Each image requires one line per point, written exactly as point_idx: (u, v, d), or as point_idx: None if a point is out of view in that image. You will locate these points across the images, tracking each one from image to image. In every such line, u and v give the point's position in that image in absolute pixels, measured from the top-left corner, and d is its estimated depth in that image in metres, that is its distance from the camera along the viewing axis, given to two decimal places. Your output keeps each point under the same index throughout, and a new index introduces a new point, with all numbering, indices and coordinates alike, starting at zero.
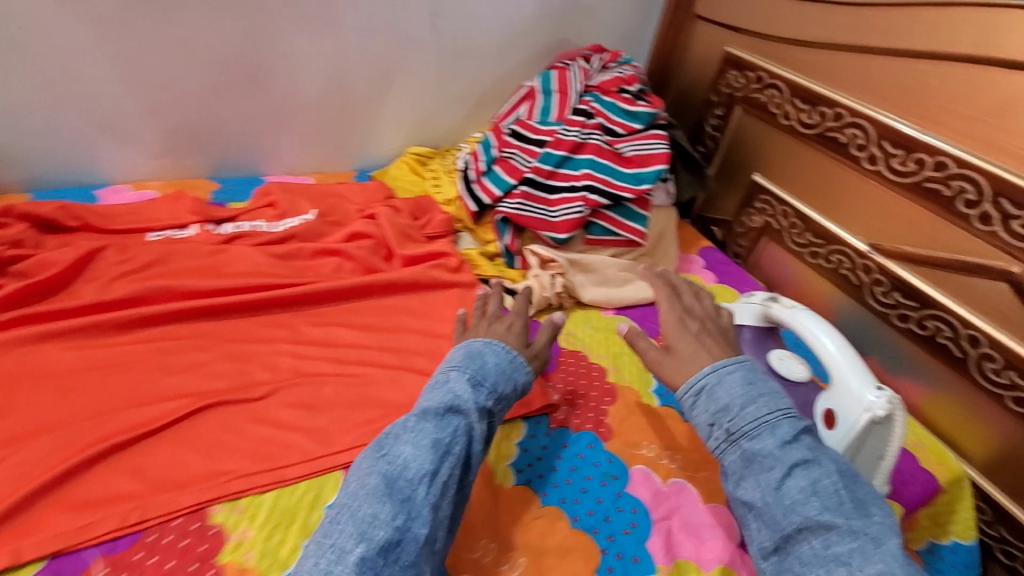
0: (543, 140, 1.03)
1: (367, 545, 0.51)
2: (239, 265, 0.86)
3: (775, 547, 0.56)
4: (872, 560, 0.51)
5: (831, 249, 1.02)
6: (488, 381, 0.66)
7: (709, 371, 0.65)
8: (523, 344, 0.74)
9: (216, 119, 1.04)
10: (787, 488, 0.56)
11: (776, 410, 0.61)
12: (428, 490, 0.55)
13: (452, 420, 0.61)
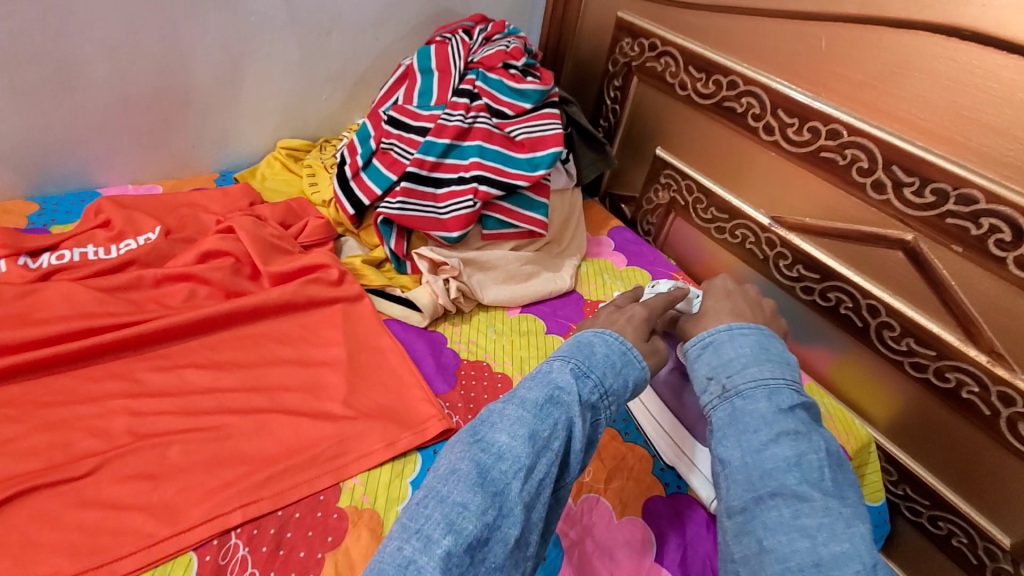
0: (425, 128, 0.91)
1: (455, 538, 0.44)
2: (58, 306, 0.71)
3: (742, 507, 0.50)
4: (838, 538, 0.45)
5: (735, 223, 0.98)
6: (594, 373, 0.56)
7: (723, 329, 0.62)
8: (641, 338, 0.63)
9: (22, 124, 0.85)
10: (770, 453, 0.51)
11: (779, 376, 0.56)
12: (523, 486, 0.48)
13: (552, 412, 0.52)
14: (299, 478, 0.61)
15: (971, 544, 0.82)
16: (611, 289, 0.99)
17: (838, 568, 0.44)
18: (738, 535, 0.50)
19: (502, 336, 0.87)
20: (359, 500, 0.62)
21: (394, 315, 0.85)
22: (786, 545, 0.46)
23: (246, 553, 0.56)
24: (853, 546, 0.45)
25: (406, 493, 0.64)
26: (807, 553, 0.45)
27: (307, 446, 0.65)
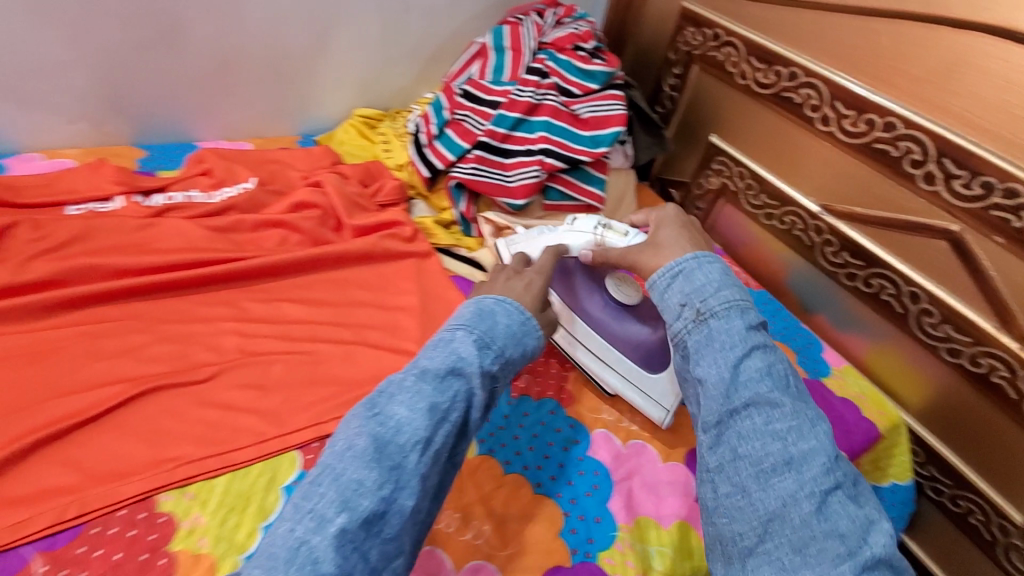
0: (497, 102, 0.98)
1: (348, 517, 0.48)
2: (172, 239, 0.80)
3: (717, 420, 0.56)
4: (805, 437, 0.54)
5: (784, 210, 1.03)
6: (496, 343, 0.60)
7: (690, 257, 0.65)
8: (538, 307, 0.67)
9: (137, 76, 0.94)
10: (744, 368, 0.57)
11: (746, 298, 0.62)
12: (418, 457, 0.52)
13: (452, 384, 0.56)
14: None
15: (987, 520, 0.88)
16: None
17: (806, 464, 0.52)
18: (713, 446, 0.56)
19: None
20: None
21: (460, 273, 0.93)
22: (759, 449, 0.53)
23: None
24: (818, 443, 0.53)
25: None
26: (779, 453, 0.53)
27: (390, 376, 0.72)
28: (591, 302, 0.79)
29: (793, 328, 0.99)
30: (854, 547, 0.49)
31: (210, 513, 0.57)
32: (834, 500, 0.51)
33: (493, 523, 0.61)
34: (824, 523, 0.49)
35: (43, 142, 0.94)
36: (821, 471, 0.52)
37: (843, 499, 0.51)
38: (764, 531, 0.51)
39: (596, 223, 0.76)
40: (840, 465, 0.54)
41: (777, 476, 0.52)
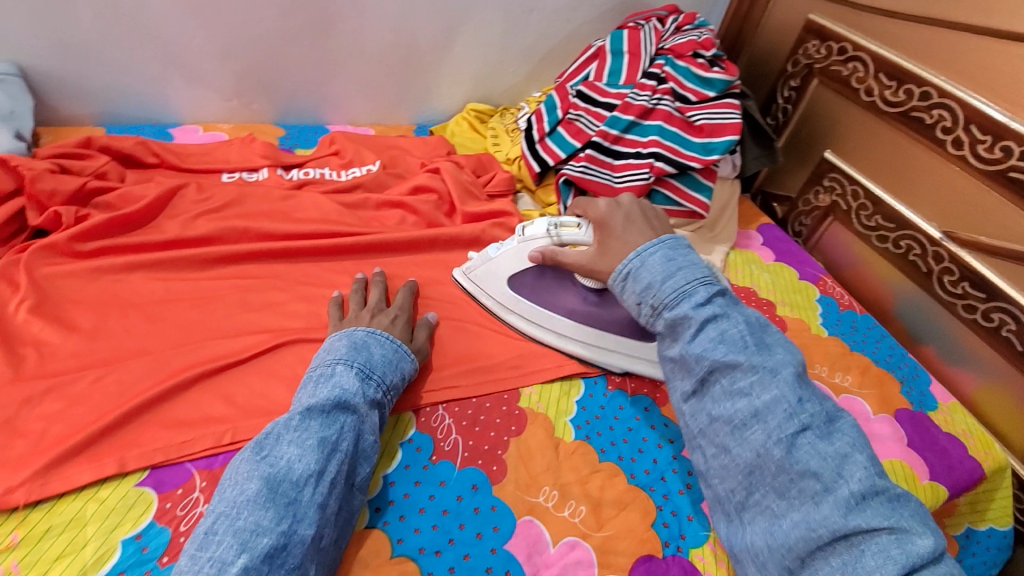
0: (612, 104, 1.00)
1: (249, 555, 0.46)
2: (308, 210, 0.88)
3: (694, 391, 0.60)
4: (768, 388, 0.55)
5: (900, 234, 0.99)
6: (376, 374, 0.63)
7: (633, 257, 0.65)
8: (408, 337, 0.71)
9: (285, 62, 1.03)
10: (697, 342, 0.59)
11: (693, 279, 0.62)
12: (314, 490, 0.51)
13: (340, 417, 0.57)
14: (490, 378, 0.74)
15: None
16: (758, 280, 1.04)
17: (770, 413, 0.54)
18: (694, 414, 0.60)
19: None
20: (535, 405, 0.73)
21: None
22: (729, 410, 0.56)
23: (451, 423, 0.69)
24: (780, 391, 0.55)
25: (572, 408, 0.74)
26: (745, 409, 0.56)
27: (495, 356, 0.76)
28: (568, 301, 0.79)
29: (899, 356, 0.95)
30: (831, 483, 0.50)
31: None
32: (803, 441, 0.52)
33: (589, 505, 0.64)
34: (797, 465, 0.52)
35: (200, 116, 1.05)
36: (785, 418, 0.53)
37: (813, 439, 0.53)
38: (749, 484, 0.54)
39: (547, 225, 0.77)
40: (806, 405, 0.55)
41: (748, 431, 0.55)
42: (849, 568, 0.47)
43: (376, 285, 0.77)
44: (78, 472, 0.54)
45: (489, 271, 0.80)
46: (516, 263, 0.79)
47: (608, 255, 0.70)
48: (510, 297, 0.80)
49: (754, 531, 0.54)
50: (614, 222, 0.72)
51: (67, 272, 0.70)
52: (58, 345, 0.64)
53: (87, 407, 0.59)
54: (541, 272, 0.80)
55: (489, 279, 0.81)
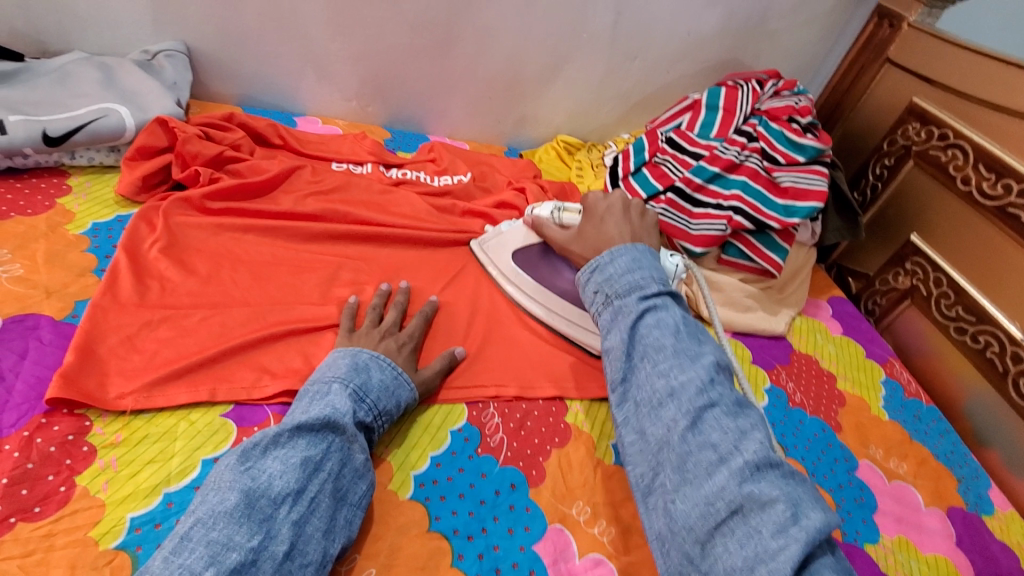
0: (699, 154, 1.04)
1: (216, 569, 0.45)
2: (402, 206, 0.95)
3: (621, 379, 0.58)
4: (686, 371, 0.55)
5: (980, 328, 0.95)
6: (370, 397, 0.62)
7: (605, 252, 0.65)
8: (413, 366, 0.70)
9: (401, 74, 1.13)
10: (636, 328, 0.59)
11: (649, 276, 0.62)
12: (289, 509, 0.51)
13: (328, 437, 0.56)
14: (541, 389, 0.77)
15: None
16: (821, 349, 1.03)
17: (684, 392, 0.54)
18: (621, 403, 0.59)
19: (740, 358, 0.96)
20: (580, 423, 0.75)
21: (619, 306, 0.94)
22: (650, 391, 0.56)
23: (499, 422, 0.72)
24: (695, 372, 0.54)
25: (616, 434, 0.75)
26: (662, 390, 0.55)
27: (548, 369, 0.80)
28: (563, 278, 0.85)
29: (961, 455, 0.91)
30: (725, 455, 0.49)
31: (395, 429, 0.68)
32: (708, 418, 0.52)
33: (619, 528, 0.65)
34: (698, 438, 0.51)
35: (321, 110, 1.17)
36: (694, 394, 0.53)
37: (719, 415, 0.52)
38: (660, 463, 0.54)
39: (551, 208, 0.82)
40: (719, 388, 0.54)
41: (663, 409, 0.54)
42: (744, 545, 0.45)
43: (395, 307, 0.77)
44: (176, 393, 0.62)
45: (500, 241, 0.90)
46: (519, 239, 0.87)
47: (583, 240, 0.75)
48: (513, 270, 0.87)
49: (658, 513, 0.53)
50: (598, 210, 0.75)
51: (195, 223, 0.80)
52: (178, 283, 0.73)
53: (192, 340, 0.67)
54: (546, 250, 0.87)
55: (497, 249, 0.89)
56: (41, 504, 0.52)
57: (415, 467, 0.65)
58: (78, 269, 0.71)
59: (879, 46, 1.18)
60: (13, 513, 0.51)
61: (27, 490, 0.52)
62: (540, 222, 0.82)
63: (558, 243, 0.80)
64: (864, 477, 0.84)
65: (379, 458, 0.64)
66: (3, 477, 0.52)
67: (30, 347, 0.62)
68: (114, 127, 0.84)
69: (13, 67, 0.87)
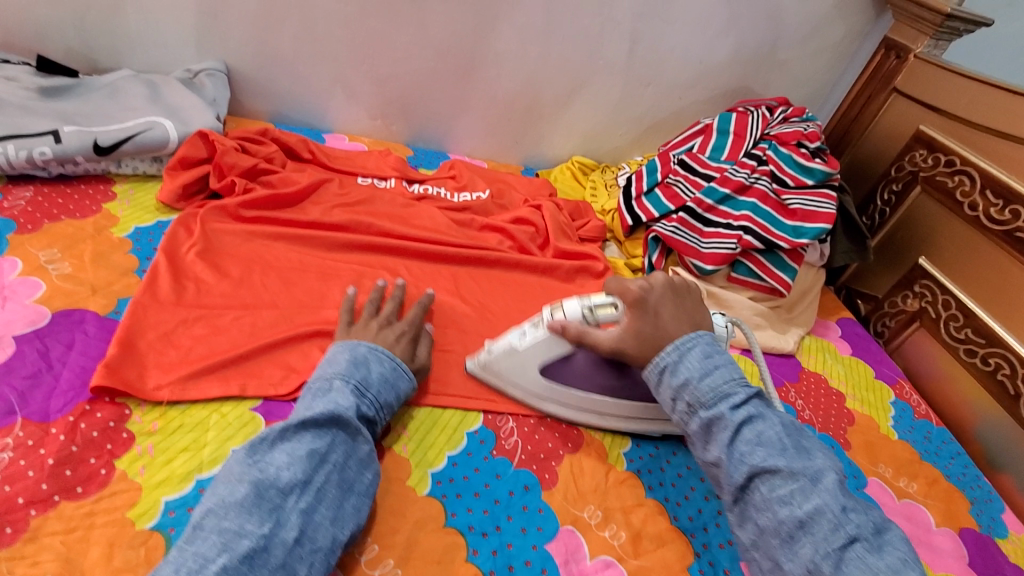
0: (709, 175, 1.08)
1: (229, 555, 0.48)
2: (423, 219, 1.00)
3: (734, 498, 0.58)
4: (810, 498, 0.53)
5: (990, 351, 0.97)
6: (371, 391, 0.65)
7: (671, 349, 0.64)
8: (410, 355, 0.72)
9: (425, 95, 1.19)
10: (738, 445, 0.58)
11: (732, 380, 0.61)
12: (297, 499, 0.53)
13: (333, 430, 0.59)
14: None
15: None
16: (830, 369, 1.04)
17: (815, 525, 0.52)
18: (741, 523, 0.58)
19: None
20: (592, 431, 0.77)
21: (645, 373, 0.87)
22: (773, 520, 0.55)
23: (513, 426, 0.75)
24: (823, 500, 0.53)
25: (626, 443, 0.77)
26: (790, 520, 0.54)
27: None
28: (600, 381, 0.74)
29: (972, 477, 0.91)
30: None
31: (412, 428, 0.70)
32: (851, 557, 0.51)
33: (630, 533, 0.66)
34: None
35: (348, 128, 1.23)
36: (828, 527, 0.52)
37: (862, 551, 0.51)
38: None
39: (580, 308, 0.71)
40: (852, 513, 0.53)
41: (797, 543, 0.53)
42: None
43: (391, 299, 0.78)
44: (209, 386, 0.65)
45: (516, 362, 0.73)
46: (543, 353, 0.73)
47: (644, 340, 0.66)
48: (544, 385, 0.75)
49: None
50: (648, 302, 0.68)
51: (229, 229, 0.85)
52: (212, 284, 0.77)
53: (225, 337, 0.71)
54: (570, 355, 0.74)
55: (518, 369, 0.74)
56: (83, 485, 0.55)
57: (432, 465, 0.67)
58: (121, 269, 0.76)
59: (886, 76, 1.21)
60: (58, 491, 0.54)
61: (71, 471, 0.55)
62: (577, 329, 0.71)
63: (609, 349, 0.69)
64: (874, 495, 0.85)
65: (398, 455, 0.67)
66: (50, 458, 0.56)
67: (76, 339, 0.66)
68: (158, 139, 0.89)
69: (68, 82, 0.93)
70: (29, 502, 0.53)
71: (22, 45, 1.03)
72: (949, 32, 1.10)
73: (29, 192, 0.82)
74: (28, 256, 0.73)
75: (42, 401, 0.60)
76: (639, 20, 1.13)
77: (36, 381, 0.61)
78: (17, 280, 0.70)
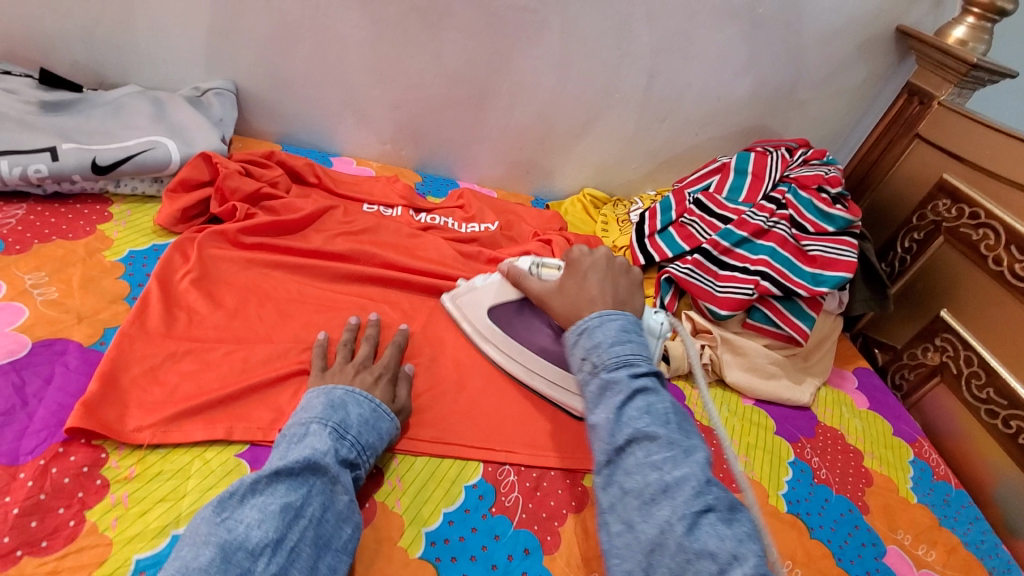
0: (726, 217, 1.04)
1: None
2: (429, 251, 0.96)
3: (606, 461, 0.55)
4: (680, 466, 0.51)
5: (1011, 413, 0.92)
6: (351, 434, 0.60)
7: (594, 315, 0.64)
8: (389, 398, 0.68)
9: (436, 122, 1.17)
10: (627, 408, 0.56)
11: (639, 353, 0.60)
12: (268, 561, 0.48)
13: (309, 480, 0.54)
14: (558, 448, 0.75)
15: None
16: (847, 424, 1.00)
17: (678, 490, 0.50)
18: (605, 487, 0.55)
19: (735, 417, 0.94)
20: None
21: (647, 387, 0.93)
22: (640, 482, 0.52)
23: (514, 480, 0.70)
24: (691, 468, 0.51)
25: None
26: (655, 484, 0.51)
27: (568, 427, 0.77)
28: (540, 338, 0.79)
29: (993, 546, 0.86)
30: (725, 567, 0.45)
31: (407, 482, 0.66)
32: (706, 524, 0.48)
33: None
34: (695, 545, 0.47)
35: (357, 151, 1.20)
36: (690, 493, 0.50)
37: (715, 521, 0.48)
38: (648, 566, 0.49)
39: (530, 262, 0.79)
40: (715, 488, 0.51)
41: (656, 506, 0.50)
42: None
43: (366, 340, 0.74)
44: (194, 429, 0.61)
45: (473, 299, 0.84)
46: (492, 295, 0.82)
47: (562, 293, 0.71)
48: (487, 327, 0.81)
49: None
50: (580, 266, 0.73)
51: (227, 256, 0.81)
52: (205, 315, 0.73)
53: (214, 374, 0.67)
54: (520, 307, 0.81)
55: (472, 307, 0.84)
56: (48, 539, 0.51)
57: (426, 523, 0.63)
58: (110, 296, 0.72)
59: (909, 121, 1.20)
60: (21, 545, 0.50)
61: (37, 522, 0.51)
62: (517, 275, 0.78)
63: (536, 295, 0.75)
64: (892, 564, 0.79)
65: (391, 510, 0.63)
66: (15, 507, 0.51)
67: (56, 372, 0.62)
68: (160, 159, 0.87)
69: (70, 97, 0.90)
70: None
71: (29, 57, 1.02)
72: (974, 81, 1.08)
73: (21, 210, 0.79)
74: (13, 280, 0.69)
75: (12, 441, 0.56)
76: (657, 55, 1.11)
77: (7, 419, 0.57)
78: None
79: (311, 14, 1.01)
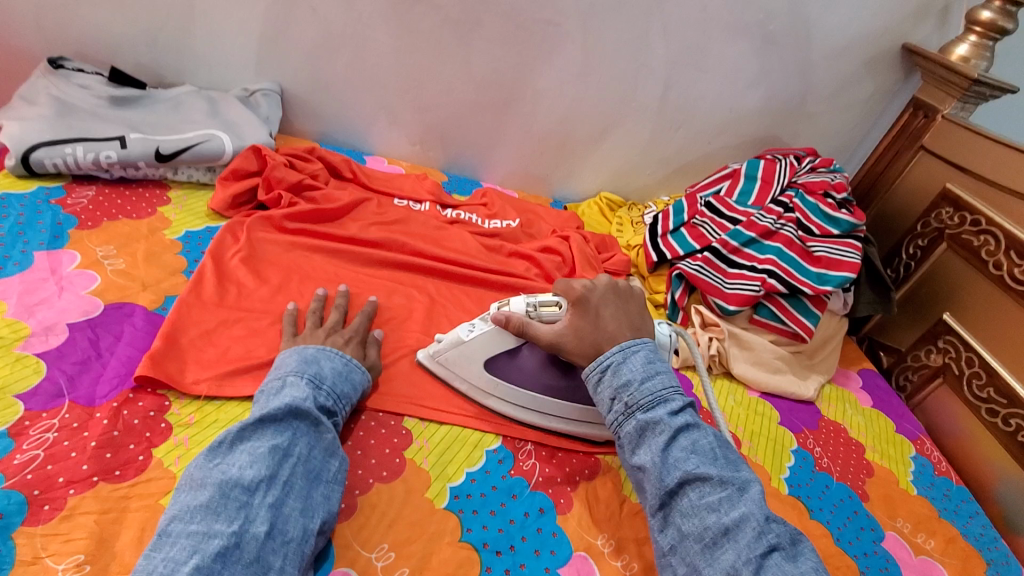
0: (736, 219, 1.10)
1: (201, 556, 0.47)
2: (455, 242, 1.03)
3: (660, 504, 0.58)
4: (736, 506, 0.55)
5: (1011, 411, 0.95)
6: (326, 384, 0.66)
7: (616, 350, 0.66)
8: (361, 355, 0.74)
9: (462, 126, 1.24)
10: (672, 450, 0.59)
11: (671, 386, 0.63)
12: (265, 494, 0.54)
13: (292, 423, 0.60)
14: None
15: None
16: (850, 420, 1.03)
17: (739, 531, 0.53)
18: (663, 528, 0.59)
19: (741, 407, 0.99)
20: (609, 460, 0.78)
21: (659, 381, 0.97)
22: (699, 525, 0.55)
23: (531, 449, 0.76)
24: (748, 507, 0.54)
25: None
26: (716, 526, 0.54)
27: None
28: (544, 379, 0.75)
29: (992, 539, 0.88)
30: None
31: (433, 443, 0.72)
32: (771, 563, 0.51)
33: (642, 565, 0.66)
34: None
35: (388, 152, 1.28)
36: (752, 534, 0.53)
37: (781, 560, 0.51)
38: None
39: (526, 303, 0.73)
40: (773, 524, 0.54)
41: (719, 549, 0.53)
42: None
43: (337, 309, 0.80)
44: (244, 386, 0.68)
45: (462, 355, 0.75)
46: (486, 349, 0.75)
47: (580, 334, 0.69)
48: (488, 382, 0.76)
49: None
50: (590, 302, 0.71)
51: (273, 239, 0.89)
52: (252, 289, 0.81)
53: (261, 340, 0.74)
54: (516, 350, 0.76)
55: (462, 363, 0.76)
56: (121, 469, 0.57)
57: (451, 479, 0.69)
58: (171, 268, 0.80)
59: (914, 134, 1.25)
60: (98, 472, 0.56)
61: (111, 454, 0.58)
62: (518, 323, 0.72)
63: (546, 343, 0.71)
64: (890, 548, 0.83)
65: (419, 467, 0.69)
66: (92, 441, 0.58)
67: (125, 330, 0.69)
68: (215, 150, 0.95)
69: (135, 93, 0.99)
70: (69, 481, 0.55)
71: (97, 58, 1.12)
72: (977, 96, 1.12)
73: (91, 192, 0.88)
74: (86, 251, 0.77)
75: (89, 386, 0.63)
76: (673, 67, 1.18)
77: (85, 367, 0.64)
78: (75, 272, 0.74)
79: (353, 24, 1.09)
